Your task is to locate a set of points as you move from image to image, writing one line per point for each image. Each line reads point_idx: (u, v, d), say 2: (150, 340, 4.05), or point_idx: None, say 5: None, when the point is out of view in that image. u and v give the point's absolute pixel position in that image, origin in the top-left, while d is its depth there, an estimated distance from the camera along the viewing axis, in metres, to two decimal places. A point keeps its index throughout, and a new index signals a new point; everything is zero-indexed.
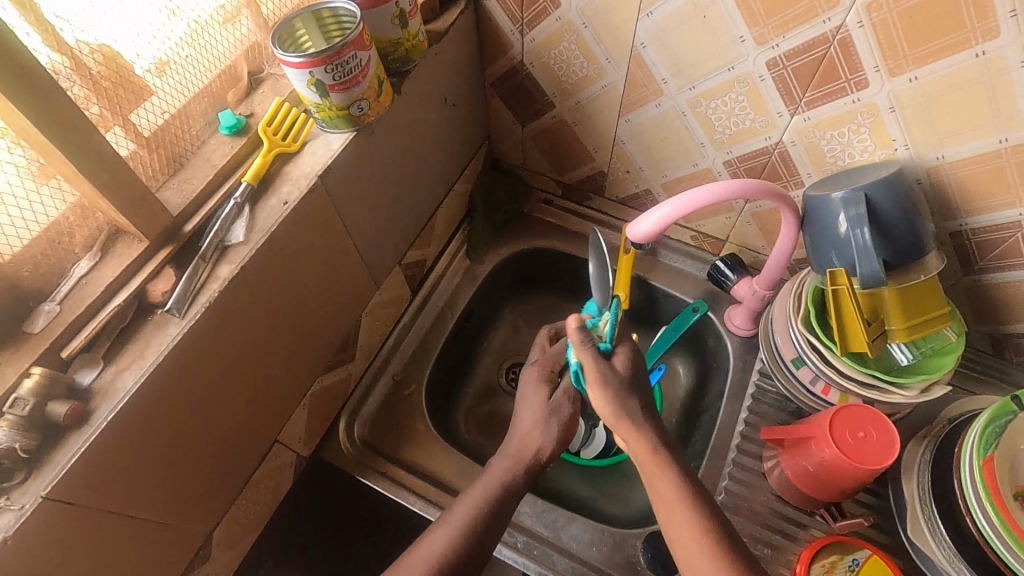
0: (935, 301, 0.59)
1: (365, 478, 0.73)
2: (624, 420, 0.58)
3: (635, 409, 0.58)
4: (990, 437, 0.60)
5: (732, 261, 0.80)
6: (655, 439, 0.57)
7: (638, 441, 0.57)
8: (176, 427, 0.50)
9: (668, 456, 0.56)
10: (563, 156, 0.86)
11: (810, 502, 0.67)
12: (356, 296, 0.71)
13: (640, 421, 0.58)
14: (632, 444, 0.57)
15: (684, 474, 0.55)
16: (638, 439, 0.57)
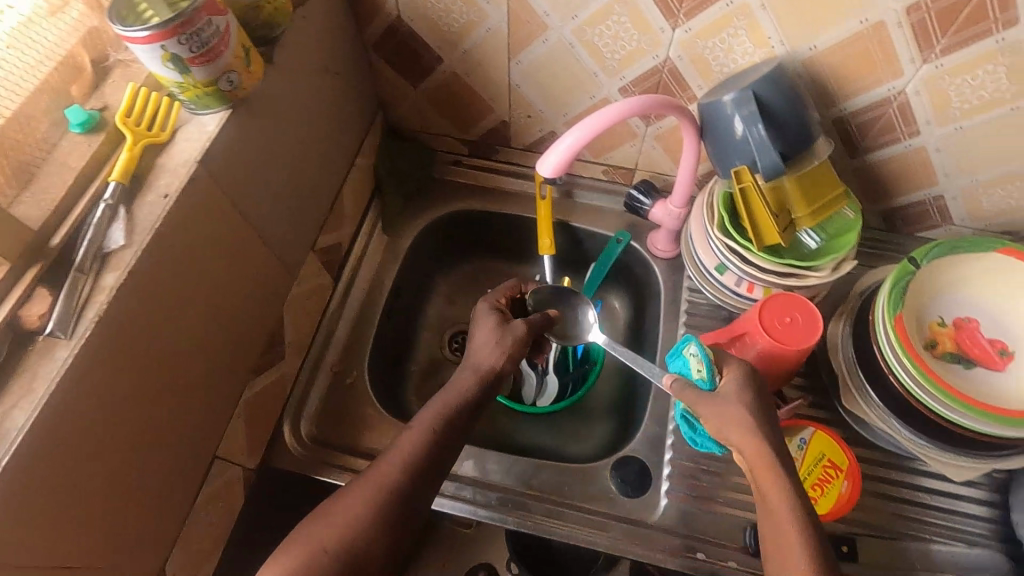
0: (830, 182, 0.62)
1: (321, 475, 0.70)
2: (747, 435, 0.54)
3: (746, 432, 0.54)
4: (897, 297, 0.64)
5: (645, 186, 0.82)
6: (767, 445, 0.54)
7: (752, 446, 0.54)
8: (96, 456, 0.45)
9: (782, 475, 0.53)
10: (462, 112, 0.84)
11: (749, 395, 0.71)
12: (273, 290, 0.66)
13: (746, 443, 0.54)
14: (751, 459, 0.54)
15: (799, 500, 0.52)
16: (754, 449, 0.54)
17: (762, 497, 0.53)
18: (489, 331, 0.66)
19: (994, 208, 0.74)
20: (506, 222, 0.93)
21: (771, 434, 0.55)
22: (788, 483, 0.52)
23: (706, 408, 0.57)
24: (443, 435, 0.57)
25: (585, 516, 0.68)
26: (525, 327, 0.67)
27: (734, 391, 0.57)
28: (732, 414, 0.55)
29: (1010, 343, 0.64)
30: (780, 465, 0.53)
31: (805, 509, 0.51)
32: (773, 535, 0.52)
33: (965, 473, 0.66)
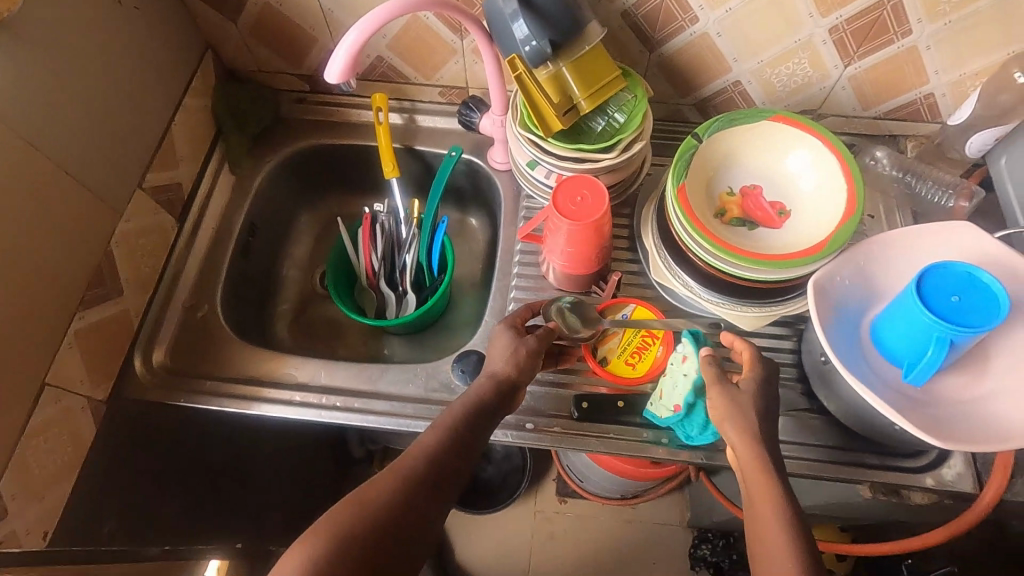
0: (606, 66, 0.67)
1: (174, 399, 0.74)
2: (739, 431, 0.57)
3: (740, 432, 0.57)
4: (683, 170, 0.70)
5: (473, 102, 0.86)
6: (764, 452, 0.55)
7: (748, 453, 0.56)
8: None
9: (777, 479, 0.54)
10: (290, 45, 0.86)
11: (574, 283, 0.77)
12: (93, 225, 0.68)
13: (745, 442, 0.56)
14: (745, 456, 0.56)
15: (793, 505, 0.52)
16: (749, 451, 0.56)
17: (754, 502, 0.54)
18: (505, 342, 0.66)
19: (785, 87, 0.81)
20: (358, 154, 0.96)
21: (771, 444, 0.56)
22: (782, 497, 0.52)
23: (717, 393, 0.59)
24: (457, 439, 0.57)
25: (428, 406, 0.74)
26: (536, 343, 0.66)
27: (745, 390, 0.59)
28: (742, 406, 0.58)
29: (789, 203, 0.71)
30: (775, 476, 0.54)
31: (797, 521, 0.51)
32: (756, 530, 0.52)
33: (755, 321, 0.73)
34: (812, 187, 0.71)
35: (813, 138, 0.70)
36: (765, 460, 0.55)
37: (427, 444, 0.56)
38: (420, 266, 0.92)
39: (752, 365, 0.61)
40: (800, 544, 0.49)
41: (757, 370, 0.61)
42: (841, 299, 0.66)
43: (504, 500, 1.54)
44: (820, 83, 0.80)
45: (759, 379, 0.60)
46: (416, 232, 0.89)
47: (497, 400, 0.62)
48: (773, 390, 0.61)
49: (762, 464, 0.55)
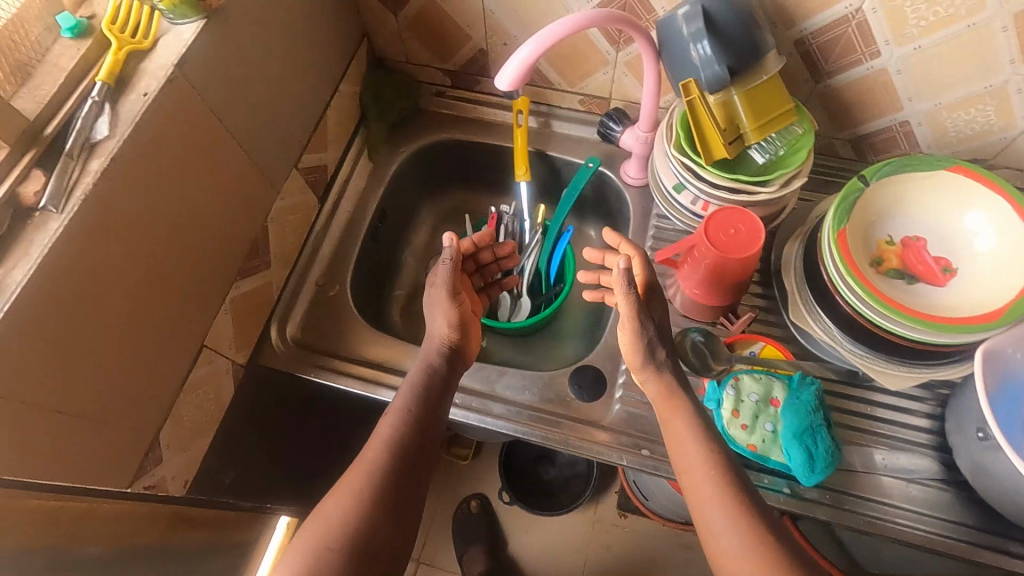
0: (780, 97, 0.64)
1: (304, 373, 0.77)
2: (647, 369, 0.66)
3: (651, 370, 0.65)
4: (845, 214, 0.67)
5: (616, 114, 0.85)
6: (670, 384, 0.65)
7: (658, 387, 0.65)
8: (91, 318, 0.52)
9: (683, 406, 0.63)
10: (443, 40, 0.87)
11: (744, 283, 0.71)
12: (255, 200, 0.72)
13: (654, 380, 0.65)
14: (653, 390, 0.66)
15: (705, 434, 0.61)
16: (654, 384, 0.66)
17: (671, 430, 0.63)
18: (432, 307, 0.72)
19: (959, 133, 0.75)
20: (488, 152, 0.97)
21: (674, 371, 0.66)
22: (691, 418, 0.62)
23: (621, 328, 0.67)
24: (436, 368, 0.68)
25: (542, 416, 0.74)
26: (444, 288, 0.71)
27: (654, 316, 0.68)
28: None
29: (956, 261, 0.66)
30: (681, 400, 0.64)
31: (707, 435, 0.61)
32: (683, 462, 0.61)
33: (899, 382, 0.68)
34: (988, 248, 0.65)
35: (993, 193, 0.65)
36: (669, 384, 0.65)
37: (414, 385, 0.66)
38: (537, 271, 0.92)
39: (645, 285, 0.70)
40: (713, 466, 0.59)
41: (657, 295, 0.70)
42: (1010, 373, 0.61)
43: (565, 505, 1.53)
44: (1003, 132, 0.74)
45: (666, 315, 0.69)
46: (540, 238, 0.90)
47: (450, 358, 0.69)
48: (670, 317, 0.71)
49: (673, 392, 0.64)
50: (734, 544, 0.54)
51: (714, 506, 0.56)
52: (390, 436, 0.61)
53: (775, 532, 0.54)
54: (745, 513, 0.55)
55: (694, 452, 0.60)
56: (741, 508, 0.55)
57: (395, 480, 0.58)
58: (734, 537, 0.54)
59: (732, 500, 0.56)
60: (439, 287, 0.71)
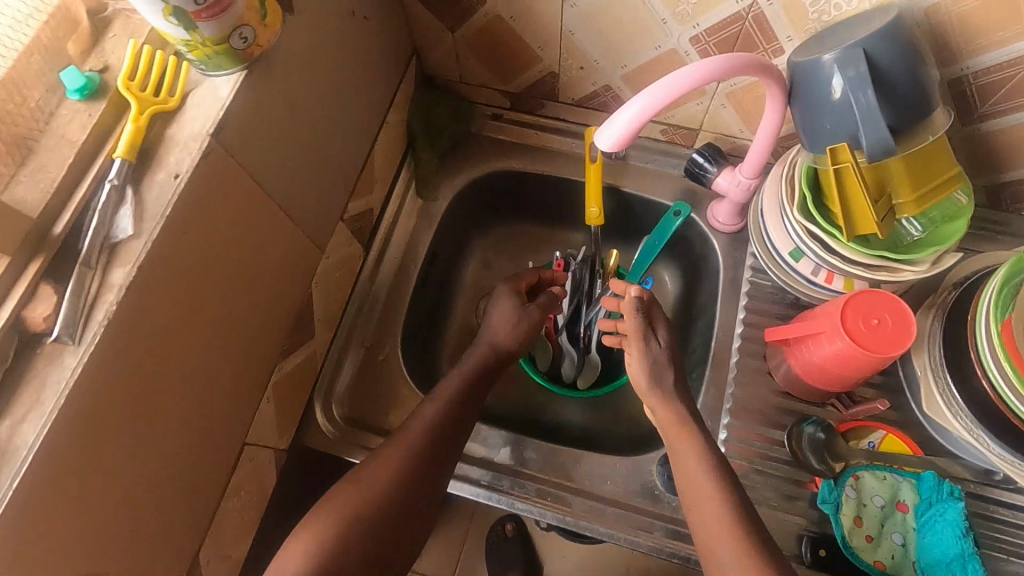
0: (944, 160, 0.53)
1: (354, 457, 0.68)
2: (657, 395, 0.64)
3: (660, 395, 0.63)
4: (1007, 297, 0.56)
5: (709, 151, 0.73)
6: (682, 412, 0.62)
7: (665, 412, 0.63)
8: (121, 455, 0.43)
9: (695, 433, 0.61)
10: (506, 61, 0.74)
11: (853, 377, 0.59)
12: (299, 267, 0.61)
13: (665, 405, 0.63)
14: (663, 415, 0.63)
15: (715, 462, 0.59)
16: (665, 408, 0.63)
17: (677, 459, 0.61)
18: (513, 310, 0.73)
19: None
20: (550, 185, 0.85)
21: (684, 400, 0.64)
22: (704, 450, 0.60)
23: (636, 350, 0.64)
24: (461, 403, 0.65)
25: (629, 514, 0.65)
26: (539, 314, 0.73)
27: (663, 341, 0.66)
28: (659, 361, 0.65)
29: None
30: (693, 431, 0.61)
31: (718, 465, 0.59)
32: (691, 493, 0.59)
33: None
34: None
35: None
36: (677, 409, 0.62)
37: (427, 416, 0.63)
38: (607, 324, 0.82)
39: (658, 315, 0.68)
40: (724, 499, 0.57)
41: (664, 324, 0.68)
42: None
43: None
44: None
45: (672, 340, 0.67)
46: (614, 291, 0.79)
47: (494, 368, 0.70)
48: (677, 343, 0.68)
49: (682, 416, 0.62)
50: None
51: (725, 540, 0.55)
52: (398, 465, 0.59)
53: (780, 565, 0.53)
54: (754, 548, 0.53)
55: (705, 483, 0.58)
56: (749, 545, 0.54)
57: (391, 512, 0.56)
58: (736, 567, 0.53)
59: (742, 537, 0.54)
60: (536, 306, 0.73)
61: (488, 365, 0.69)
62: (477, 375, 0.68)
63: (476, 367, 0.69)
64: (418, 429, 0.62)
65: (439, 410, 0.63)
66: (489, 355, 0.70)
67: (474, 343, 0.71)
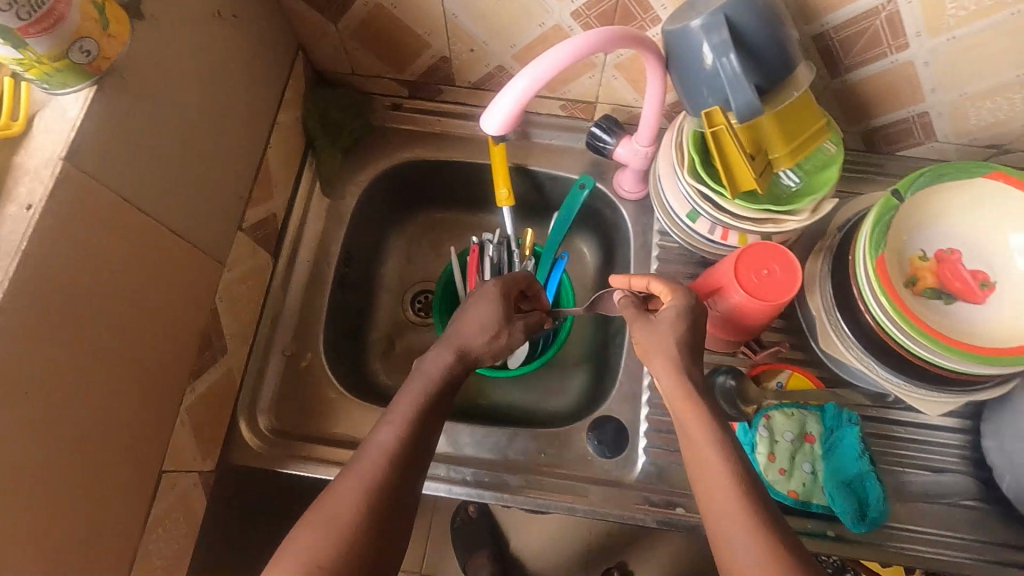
0: (812, 114, 0.56)
1: (285, 467, 0.67)
2: (664, 360, 0.54)
3: (667, 361, 0.53)
4: (878, 238, 0.60)
5: (607, 123, 0.74)
6: (688, 379, 0.52)
7: (669, 381, 0.53)
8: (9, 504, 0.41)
9: (703, 403, 0.51)
10: (395, 49, 0.73)
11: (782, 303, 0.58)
12: (198, 283, 0.59)
13: (669, 371, 0.53)
14: (669, 384, 0.53)
15: (727, 437, 0.49)
16: (673, 379, 0.53)
17: (682, 430, 0.51)
18: (484, 311, 0.62)
19: (981, 122, 0.69)
20: (461, 170, 0.85)
21: (693, 367, 0.53)
22: (716, 429, 0.50)
23: (638, 329, 0.57)
24: (419, 429, 0.53)
25: (563, 482, 0.67)
26: (508, 318, 0.63)
27: (667, 316, 0.56)
28: (660, 338, 0.55)
29: (994, 274, 0.61)
30: (702, 404, 0.51)
31: (728, 439, 0.49)
32: (698, 474, 0.49)
33: (938, 407, 0.65)
34: None
35: None
36: (687, 377, 0.52)
37: (382, 446, 0.51)
38: None
39: (672, 290, 0.58)
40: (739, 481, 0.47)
41: (684, 295, 0.57)
42: None
43: None
44: None
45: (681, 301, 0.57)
46: (531, 268, 0.81)
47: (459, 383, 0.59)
48: (699, 314, 0.57)
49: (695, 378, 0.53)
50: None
51: (739, 523, 0.44)
52: (368, 485, 0.48)
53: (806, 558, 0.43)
54: (775, 534, 0.43)
55: (717, 464, 0.48)
56: (770, 532, 0.44)
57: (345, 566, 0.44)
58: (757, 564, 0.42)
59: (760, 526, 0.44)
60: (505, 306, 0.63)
61: (448, 377, 0.58)
62: (442, 384, 0.57)
63: (433, 381, 0.57)
64: (377, 460, 0.50)
65: (398, 434, 0.52)
66: (436, 371, 0.58)
67: (438, 343, 0.61)
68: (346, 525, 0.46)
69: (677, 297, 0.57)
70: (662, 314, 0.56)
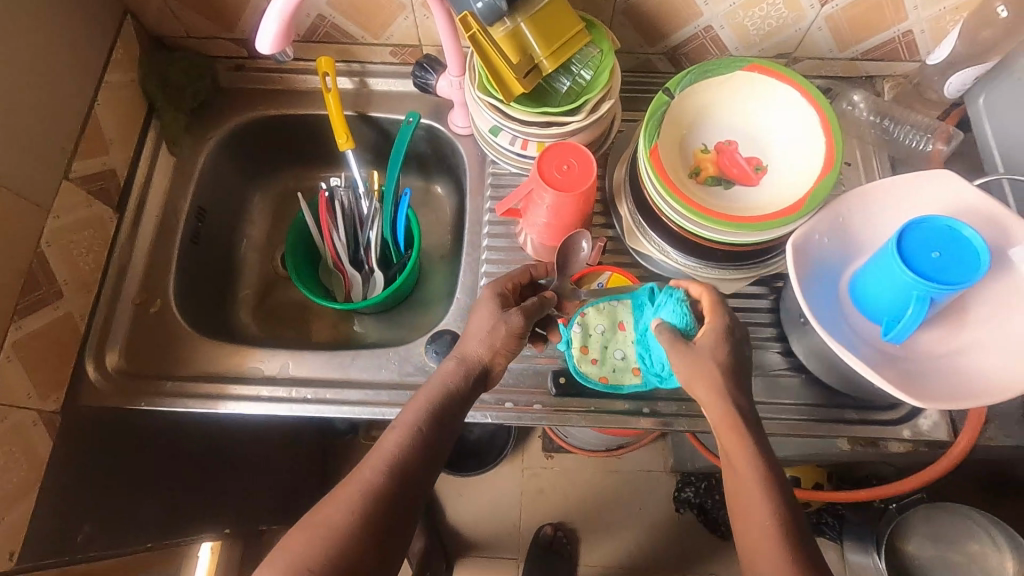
0: (568, 19, 0.62)
1: (131, 401, 0.70)
2: (703, 385, 0.51)
3: (705, 379, 0.51)
4: (653, 129, 0.66)
5: (429, 61, 0.80)
6: (737, 405, 0.50)
7: (710, 403, 0.51)
8: None
9: (749, 434, 0.49)
10: (218, 7, 0.77)
11: (697, 281, 0.58)
12: (19, 226, 0.62)
13: (695, 364, 0.52)
14: (711, 413, 0.51)
15: (766, 465, 0.47)
16: (716, 410, 0.50)
17: (727, 460, 0.49)
18: (490, 317, 0.59)
19: (758, 31, 0.76)
20: (310, 125, 0.90)
21: (738, 394, 0.51)
22: (755, 451, 0.48)
23: (677, 358, 0.53)
24: (426, 437, 0.53)
25: (402, 391, 0.71)
26: (523, 320, 0.59)
27: (705, 342, 0.53)
28: (701, 364, 0.52)
29: (765, 159, 0.68)
30: (746, 431, 0.49)
31: (768, 466, 0.47)
32: (734, 494, 0.48)
33: (732, 284, 0.71)
34: (793, 154, 0.67)
35: (799, 98, 0.67)
36: (728, 403, 0.50)
37: (389, 452, 0.51)
38: (384, 241, 0.87)
39: (713, 311, 0.55)
40: (769, 496, 0.46)
41: (721, 318, 0.54)
42: (820, 259, 0.63)
43: (492, 461, 1.51)
44: (796, 24, 0.75)
45: (717, 329, 0.53)
46: (378, 208, 0.84)
47: (474, 385, 0.58)
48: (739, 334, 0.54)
49: (736, 384, 0.51)
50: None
51: (768, 547, 0.45)
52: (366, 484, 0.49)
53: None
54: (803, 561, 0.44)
55: (749, 480, 0.47)
56: (794, 553, 0.44)
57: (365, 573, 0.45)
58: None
59: (781, 535, 0.45)
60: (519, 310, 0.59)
61: (451, 383, 0.56)
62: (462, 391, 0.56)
63: (440, 390, 0.56)
64: (376, 465, 0.50)
65: (403, 441, 0.51)
66: (434, 391, 0.56)
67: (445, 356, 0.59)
68: (342, 529, 0.46)
69: (718, 318, 0.54)
70: (701, 340, 0.52)
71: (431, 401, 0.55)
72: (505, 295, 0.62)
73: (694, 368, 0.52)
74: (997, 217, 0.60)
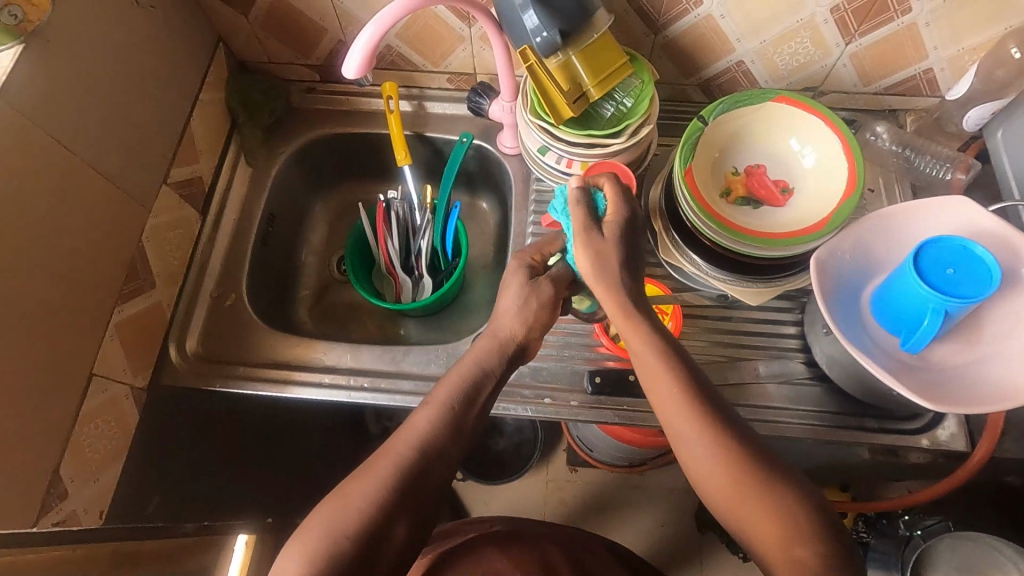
0: (614, 52, 0.70)
1: (208, 384, 0.79)
2: (601, 283, 0.59)
3: (603, 282, 0.59)
4: (688, 152, 0.73)
5: (483, 88, 0.89)
6: (628, 299, 0.59)
7: (605, 291, 0.60)
8: None
9: (641, 319, 0.59)
10: (297, 36, 0.87)
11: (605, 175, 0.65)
12: (126, 223, 0.71)
13: (597, 262, 0.60)
14: (610, 306, 0.60)
15: (660, 352, 0.57)
16: (612, 302, 0.59)
17: (629, 344, 0.59)
18: (521, 290, 0.62)
19: (788, 66, 0.83)
20: (370, 142, 0.99)
21: (629, 280, 0.60)
22: (652, 332, 0.59)
23: (584, 242, 0.60)
24: (455, 414, 0.55)
25: None
26: (549, 289, 0.63)
27: (608, 235, 0.60)
28: (599, 254, 0.60)
29: (791, 181, 0.74)
30: (641, 320, 0.59)
31: (665, 349, 0.58)
32: (648, 381, 0.58)
33: (760, 296, 0.75)
34: (819, 177, 0.73)
35: (826, 129, 0.73)
36: (621, 300, 0.59)
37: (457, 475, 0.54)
38: (433, 250, 0.95)
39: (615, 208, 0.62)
40: (683, 392, 0.56)
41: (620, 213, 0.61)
42: (841, 273, 0.68)
43: (516, 471, 1.55)
44: (823, 60, 0.82)
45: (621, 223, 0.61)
46: (430, 218, 0.92)
47: (508, 360, 0.61)
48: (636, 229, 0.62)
49: (631, 279, 0.60)
50: (710, 460, 0.53)
51: (685, 418, 0.55)
52: None
53: (754, 450, 0.53)
54: (715, 427, 0.54)
55: (651, 362, 0.57)
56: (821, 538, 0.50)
57: None
58: (709, 454, 0.53)
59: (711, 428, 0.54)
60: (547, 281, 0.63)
61: (484, 363, 0.59)
62: (491, 372, 0.59)
63: (472, 370, 0.59)
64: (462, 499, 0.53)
65: (433, 417, 0.55)
66: (463, 372, 0.58)
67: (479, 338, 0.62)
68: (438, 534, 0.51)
69: (618, 206, 0.62)
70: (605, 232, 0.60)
71: (469, 369, 0.58)
72: (534, 265, 0.65)
73: (594, 266, 0.60)
74: (1008, 237, 0.65)
